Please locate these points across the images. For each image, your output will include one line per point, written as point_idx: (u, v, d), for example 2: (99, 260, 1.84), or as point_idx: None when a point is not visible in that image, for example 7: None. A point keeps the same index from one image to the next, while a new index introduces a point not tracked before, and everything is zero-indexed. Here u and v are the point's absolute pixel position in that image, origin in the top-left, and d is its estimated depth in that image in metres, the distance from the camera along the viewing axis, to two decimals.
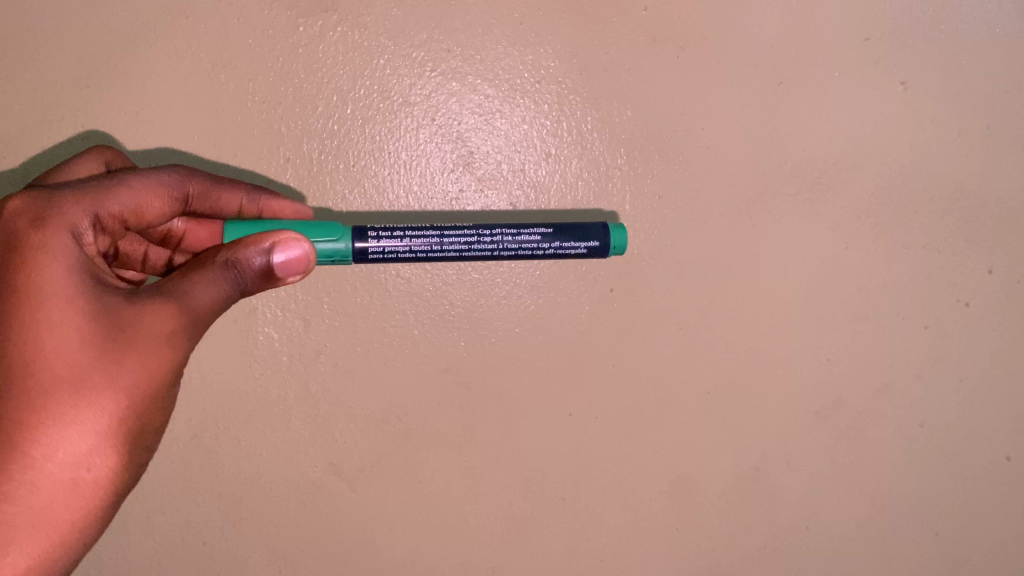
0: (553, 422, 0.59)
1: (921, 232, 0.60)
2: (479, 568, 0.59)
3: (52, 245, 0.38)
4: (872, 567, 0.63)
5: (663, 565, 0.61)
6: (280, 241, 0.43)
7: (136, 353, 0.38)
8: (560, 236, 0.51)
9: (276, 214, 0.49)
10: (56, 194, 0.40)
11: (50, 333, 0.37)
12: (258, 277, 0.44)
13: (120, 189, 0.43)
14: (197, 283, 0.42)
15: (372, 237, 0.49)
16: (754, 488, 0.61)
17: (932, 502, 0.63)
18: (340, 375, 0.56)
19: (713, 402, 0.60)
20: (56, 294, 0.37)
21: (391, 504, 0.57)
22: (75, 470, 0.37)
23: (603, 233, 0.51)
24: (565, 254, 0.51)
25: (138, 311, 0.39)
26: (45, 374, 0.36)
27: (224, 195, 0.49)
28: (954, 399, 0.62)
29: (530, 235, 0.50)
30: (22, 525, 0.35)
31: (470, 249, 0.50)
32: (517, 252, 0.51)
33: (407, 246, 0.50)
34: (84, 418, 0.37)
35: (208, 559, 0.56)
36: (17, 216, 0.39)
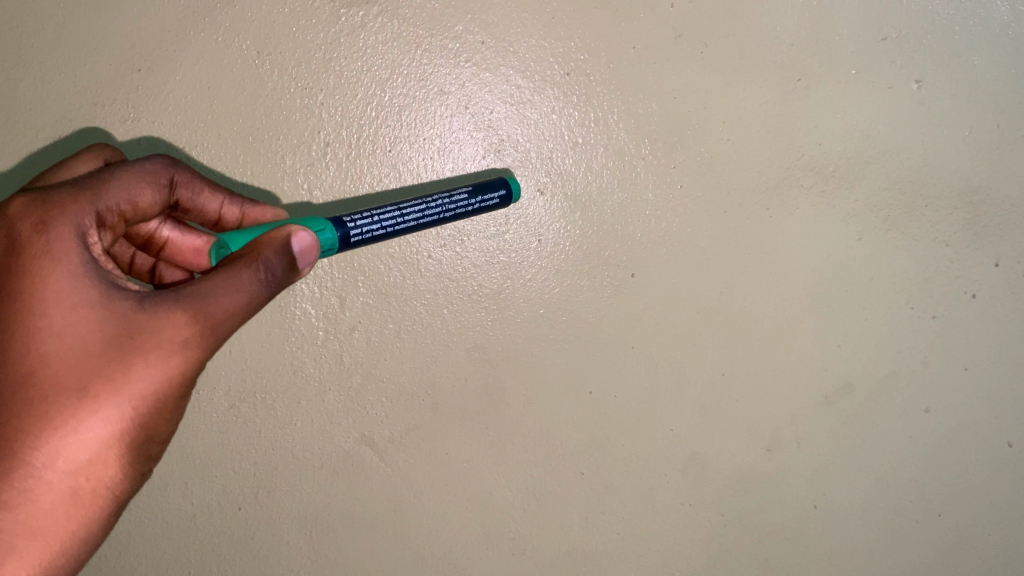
0: (573, 400, 0.62)
1: (932, 225, 0.62)
2: (501, 537, 0.62)
3: (53, 248, 0.40)
4: (876, 547, 0.65)
5: (676, 541, 0.63)
6: (292, 234, 0.45)
7: (138, 364, 0.39)
8: (479, 190, 0.54)
9: (256, 219, 0.53)
10: (55, 195, 0.42)
11: (55, 342, 0.39)
12: (280, 274, 0.44)
13: (111, 182, 0.45)
14: (221, 288, 0.42)
15: (349, 222, 0.50)
16: (767, 470, 0.63)
17: (936, 487, 0.65)
18: (373, 350, 0.60)
19: (725, 385, 0.62)
20: (59, 302, 0.39)
21: (417, 472, 0.61)
22: (74, 479, 0.39)
23: (506, 182, 0.56)
24: (487, 207, 0.55)
25: (148, 318, 0.40)
26: (50, 383, 0.39)
27: (207, 195, 0.52)
28: (961, 388, 0.64)
29: (460, 194, 0.54)
30: (21, 532, 0.38)
31: (425, 215, 0.52)
32: (457, 211, 0.53)
33: (378, 224, 0.51)
34: (84, 428, 0.39)
35: (250, 516, 0.61)
36: (18, 219, 0.40)
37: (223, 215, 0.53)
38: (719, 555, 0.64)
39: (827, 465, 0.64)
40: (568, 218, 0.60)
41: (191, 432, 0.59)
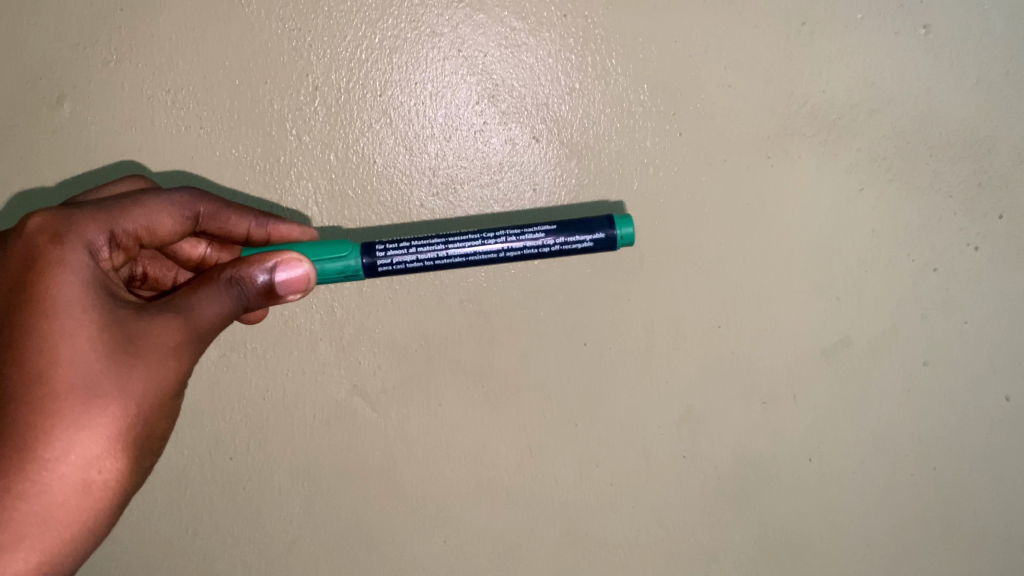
0: (567, 352, 0.61)
1: (936, 176, 0.60)
2: (494, 489, 0.62)
3: (68, 259, 0.40)
4: (871, 502, 0.65)
5: (671, 495, 0.63)
6: (281, 261, 0.47)
7: (142, 363, 0.40)
8: (564, 232, 0.51)
9: (283, 237, 0.53)
10: (72, 212, 0.43)
11: (63, 344, 0.39)
12: (259, 293, 0.47)
13: (132, 208, 0.46)
14: (203, 299, 0.44)
15: (379, 252, 0.51)
16: (763, 423, 0.63)
17: (932, 440, 0.65)
18: (365, 302, 0.59)
19: (723, 336, 0.61)
20: (69, 306, 0.39)
21: (410, 424, 0.60)
22: (86, 473, 0.39)
23: (608, 225, 0.51)
24: (572, 249, 0.51)
25: (148, 324, 0.41)
26: (59, 382, 0.38)
27: (232, 218, 0.53)
28: (960, 342, 0.63)
29: (535, 233, 0.51)
30: (34, 522, 0.37)
31: (476, 253, 0.51)
32: (523, 252, 0.51)
33: (415, 256, 0.51)
34: (96, 423, 0.39)
35: (241, 467, 0.61)
36: (36, 232, 0.41)
37: (251, 235, 0.53)
38: (716, 508, 0.64)
39: (823, 419, 0.63)
40: (565, 167, 0.57)
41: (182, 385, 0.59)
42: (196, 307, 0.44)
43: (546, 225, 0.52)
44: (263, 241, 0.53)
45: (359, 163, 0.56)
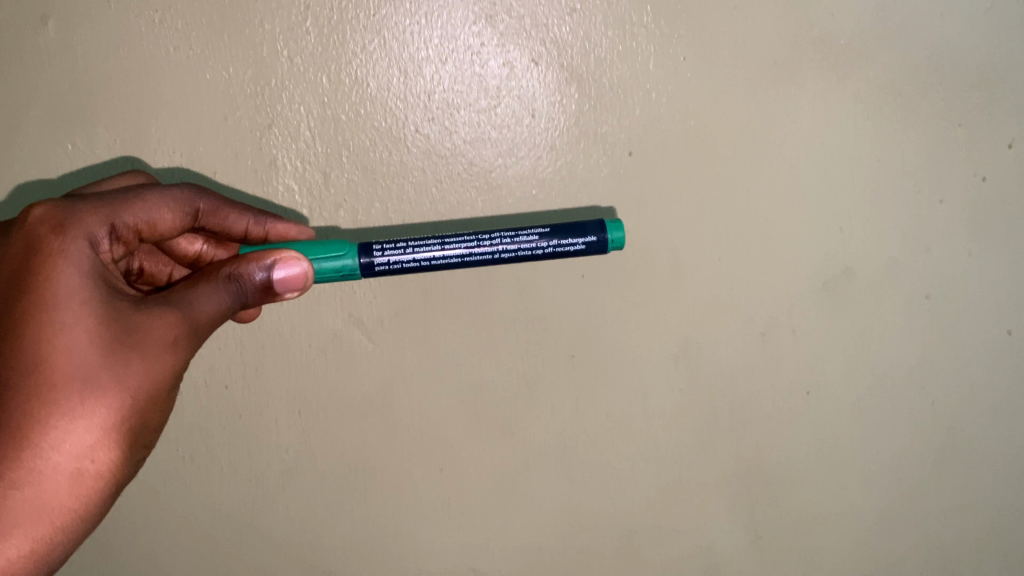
0: (566, 282, 0.60)
1: (945, 105, 0.59)
2: (491, 419, 0.62)
3: (68, 250, 0.41)
4: (866, 434, 0.65)
5: (667, 427, 0.63)
6: (279, 259, 0.46)
7: (139, 356, 0.40)
8: (557, 235, 0.52)
9: (282, 236, 0.53)
10: (74, 205, 0.43)
11: (62, 336, 0.39)
12: (257, 291, 0.46)
13: (134, 202, 0.45)
14: (201, 295, 0.44)
15: (377, 252, 0.51)
16: (762, 354, 0.62)
17: (930, 374, 0.64)
18: (360, 231, 0.57)
19: (724, 268, 0.60)
20: (68, 298, 0.40)
21: (407, 355, 0.60)
22: (80, 462, 0.39)
23: (600, 229, 0.52)
24: (564, 252, 0.52)
25: (145, 317, 0.41)
26: (56, 372, 0.38)
27: (233, 215, 0.52)
28: (964, 274, 0.62)
29: (529, 235, 0.51)
30: (28, 509, 0.38)
31: (472, 253, 0.51)
32: (517, 252, 0.52)
33: (412, 256, 0.51)
34: (92, 414, 0.39)
35: (236, 396, 0.60)
36: (39, 222, 0.41)
37: (251, 234, 0.53)
38: (710, 441, 0.64)
39: (823, 352, 0.63)
40: (565, 93, 0.56)
41: None
42: (194, 306, 0.43)
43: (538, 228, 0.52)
44: (261, 241, 0.53)
45: (352, 87, 0.55)
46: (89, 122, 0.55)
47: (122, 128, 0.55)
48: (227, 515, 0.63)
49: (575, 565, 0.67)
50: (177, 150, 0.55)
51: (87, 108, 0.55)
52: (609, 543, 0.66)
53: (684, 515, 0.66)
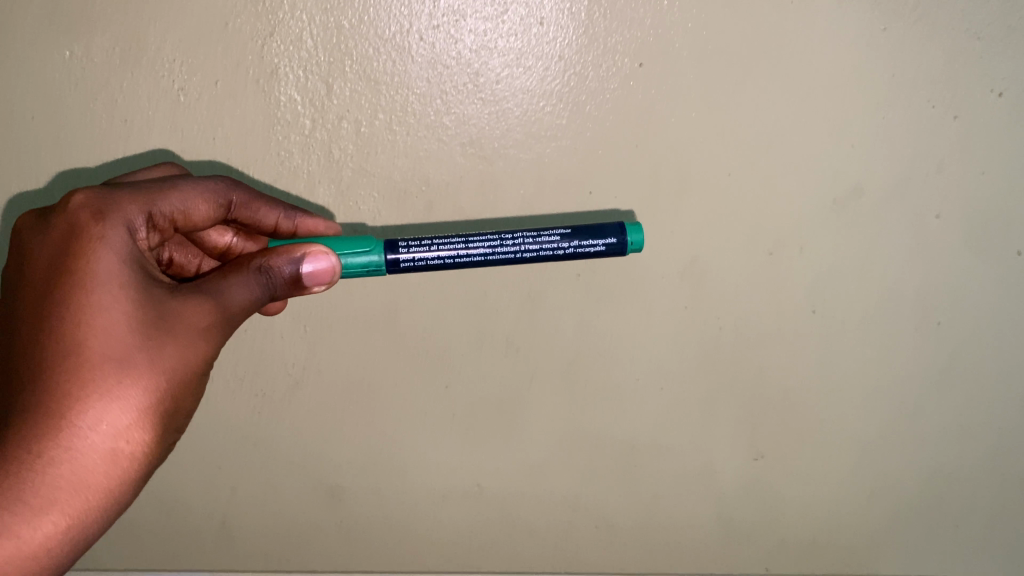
0: (572, 198, 0.58)
1: (966, 14, 0.55)
2: (495, 337, 0.62)
3: (107, 235, 0.40)
4: (869, 357, 0.64)
5: (671, 346, 0.63)
6: (309, 253, 0.46)
7: (175, 339, 0.40)
8: (578, 236, 0.50)
9: (311, 231, 0.53)
10: (114, 192, 0.43)
11: (99, 315, 0.39)
12: (286, 284, 0.46)
13: (170, 191, 0.46)
14: (234, 285, 0.44)
15: (402, 249, 0.50)
16: (768, 273, 0.61)
17: (935, 297, 0.62)
18: (364, 142, 0.56)
19: (732, 184, 0.58)
20: (107, 279, 0.39)
21: (410, 272, 0.60)
22: (116, 442, 0.39)
23: (621, 231, 0.50)
24: (585, 253, 0.50)
25: (180, 303, 0.41)
26: (93, 351, 0.38)
27: (263, 208, 0.53)
28: (977, 194, 0.59)
29: (550, 235, 0.50)
30: (65, 487, 0.37)
31: (495, 253, 0.50)
32: (540, 253, 0.50)
33: (437, 254, 0.50)
34: (128, 394, 0.39)
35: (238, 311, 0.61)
36: (80, 207, 0.41)
37: (279, 227, 0.53)
38: (713, 361, 0.64)
39: (827, 272, 0.61)
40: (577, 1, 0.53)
41: None
42: (225, 295, 0.43)
43: (561, 229, 0.51)
44: (289, 235, 0.53)
45: None
46: (80, 29, 0.53)
47: (116, 34, 0.54)
48: (235, 427, 0.65)
49: (576, 477, 0.69)
50: (176, 57, 0.54)
51: (79, 13, 0.53)
52: (608, 457, 0.68)
53: (683, 432, 0.67)
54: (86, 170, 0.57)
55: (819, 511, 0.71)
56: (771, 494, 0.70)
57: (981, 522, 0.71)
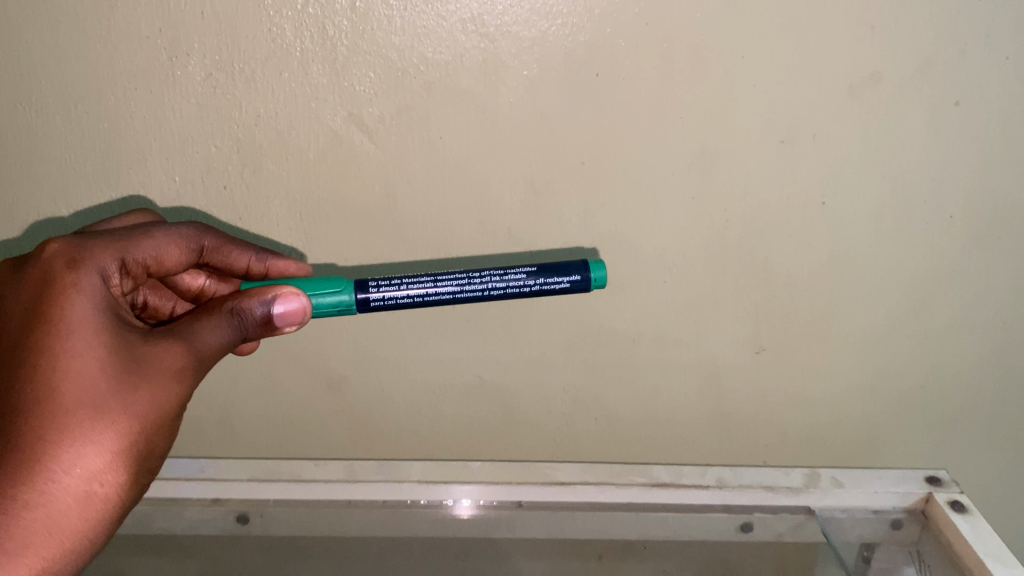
0: (580, 81, 0.55)
1: None
2: (496, 226, 0.61)
3: (81, 283, 0.45)
4: (881, 253, 0.62)
5: (676, 236, 0.61)
6: (279, 295, 0.51)
7: (145, 384, 0.45)
8: (543, 273, 0.56)
9: (281, 272, 0.58)
10: (88, 240, 0.47)
11: (73, 363, 0.42)
12: (257, 325, 0.50)
13: (144, 239, 0.50)
14: (207, 326, 0.49)
15: (372, 288, 0.56)
16: (778, 162, 0.58)
17: (949, 188, 0.59)
18: (360, 19, 0.52)
19: (747, 68, 0.54)
20: (81, 328, 0.44)
21: (412, 160, 0.58)
22: (89, 485, 0.42)
23: (584, 268, 0.56)
24: (551, 289, 0.56)
25: (152, 347, 0.46)
26: (69, 398, 0.42)
27: (236, 252, 0.57)
28: (1005, 77, 0.54)
29: (517, 273, 0.56)
30: (41, 530, 0.41)
31: (463, 290, 0.56)
32: (506, 290, 0.56)
33: (405, 292, 0.56)
34: (101, 438, 0.43)
35: (236, 196, 0.59)
36: (54, 257, 0.45)
37: (251, 270, 0.58)
38: (719, 254, 0.62)
39: (843, 161, 0.58)
40: None
41: (167, 103, 0.56)
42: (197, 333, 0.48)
43: (527, 267, 0.56)
44: (261, 277, 0.58)
45: None
46: None
47: None
48: None
49: (575, 370, 0.69)
50: None
51: None
52: (608, 350, 0.68)
53: (685, 325, 0.66)
54: (69, 49, 0.54)
55: (818, 403, 0.71)
56: (771, 388, 0.70)
57: (981, 416, 0.70)
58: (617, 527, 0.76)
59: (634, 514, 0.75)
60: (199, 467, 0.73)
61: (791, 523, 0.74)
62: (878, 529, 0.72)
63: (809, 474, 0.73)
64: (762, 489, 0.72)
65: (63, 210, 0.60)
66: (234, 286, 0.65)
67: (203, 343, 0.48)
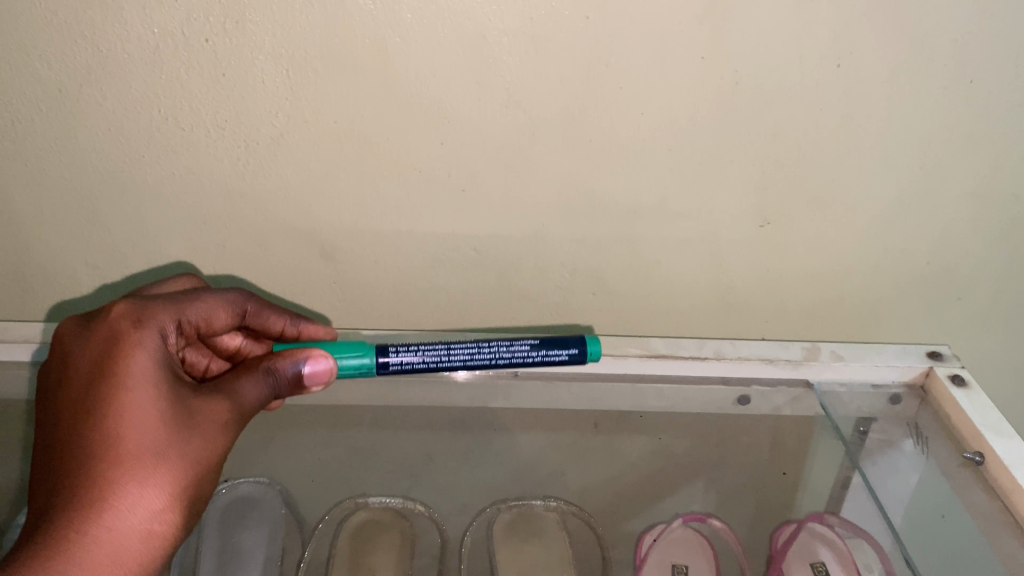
0: None
1: None
2: (494, 88, 0.56)
3: (143, 340, 0.47)
4: (897, 122, 0.59)
5: (684, 102, 0.57)
6: (309, 355, 0.53)
7: (196, 434, 0.46)
8: (545, 345, 0.58)
9: (312, 336, 0.62)
10: (149, 303, 0.50)
11: (134, 413, 0.44)
12: (289, 382, 0.52)
13: (195, 302, 0.53)
14: (246, 382, 0.50)
15: (392, 352, 0.57)
16: (796, 18, 0.53)
17: (974, 51, 0.55)
18: None
19: None
20: (142, 379, 0.45)
21: (403, 11, 0.53)
22: (149, 525, 0.44)
23: (582, 341, 0.59)
24: (550, 361, 0.58)
25: (204, 400, 0.48)
26: (132, 445, 0.43)
27: (273, 316, 0.61)
28: None
29: (521, 344, 0.58)
30: (106, 562, 0.41)
31: (473, 357, 0.57)
32: (511, 359, 0.58)
33: (421, 358, 0.57)
34: (160, 481, 0.44)
35: (219, 51, 0.54)
36: (121, 317, 0.48)
37: (285, 332, 0.62)
38: (729, 121, 0.58)
39: (862, 19, 0.53)
40: None
41: None
42: (239, 390, 0.50)
43: (531, 339, 0.59)
44: (293, 339, 0.62)
45: None
46: None
47: None
48: (217, 181, 0.62)
49: (574, 244, 0.67)
50: None
51: None
52: (607, 221, 0.65)
53: (690, 196, 0.63)
54: None
55: (820, 277, 0.70)
56: (774, 261, 0.68)
57: (982, 289, 0.69)
58: (616, 400, 0.76)
59: (630, 386, 0.74)
60: None
61: (788, 397, 0.74)
62: (876, 403, 0.71)
63: (809, 348, 0.71)
64: (760, 361, 0.70)
65: (34, 63, 0.55)
66: (268, 347, 0.64)
67: (244, 399, 0.50)
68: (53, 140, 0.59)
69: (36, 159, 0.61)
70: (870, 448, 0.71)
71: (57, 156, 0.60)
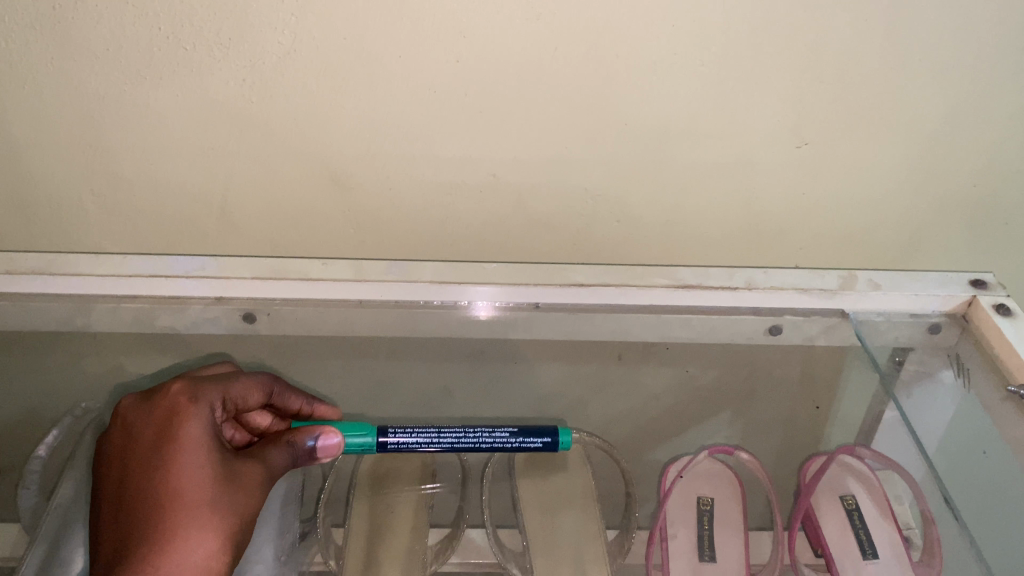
0: None
1: None
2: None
3: (198, 412, 0.53)
4: (950, 33, 0.54)
5: (718, 12, 0.53)
6: (323, 431, 0.63)
7: (244, 489, 0.52)
8: (521, 432, 0.71)
9: (322, 416, 0.71)
10: (200, 383, 0.57)
11: (195, 469, 0.50)
12: (306, 455, 0.61)
13: (239, 381, 0.61)
14: (274, 450, 0.58)
15: (391, 433, 0.70)
16: None
17: None
18: None
19: None
20: (199, 444, 0.51)
21: None
22: (210, 563, 0.48)
23: (555, 432, 0.74)
24: (528, 446, 0.72)
25: (245, 462, 0.54)
26: (193, 493, 0.49)
27: (294, 397, 0.69)
28: None
29: (500, 431, 0.70)
30: None
31: (458, 441, 0.70)
32: (490, 443, 0.71)
33: (415, 439, 0.71)
34: (217, 523, 0.49)
35: None
36: (180, 394, 0.54)
37: (301, 411, 0.70)
38: (765, 34, 0.54)
39: None
40: None
41: None
42: (271, 458, 0.57)
43: (511, 429, 0.73)
44: (308, 418, 0.71)
45: None
46: None
47: None
48: (223, 104, 0.59)
49: (600, 170, 0.64)
50: None
51: None
52: (634, 145, 0.62)
53: (721, 117, 0.60)
54: None
55: (856, 203, 0.66)
56: (809, 186, 0.65)
57: None
58: (641, 332, 0.74)
59: (654, 316, 0.71)
60: (199, 266, 0.69)
61: (822, 326, 0.71)
62: (915, 333, 0.68)
63: (845, 276, 0.69)
64: (794, 290, 0.68)
65: None
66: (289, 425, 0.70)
67: (273, 465, 0.57)
68: (49, 64, 0.56)
69: (33, 83, 0.58)
70: (905, 379, 0.69)
71: (54, 79, 0.58)
